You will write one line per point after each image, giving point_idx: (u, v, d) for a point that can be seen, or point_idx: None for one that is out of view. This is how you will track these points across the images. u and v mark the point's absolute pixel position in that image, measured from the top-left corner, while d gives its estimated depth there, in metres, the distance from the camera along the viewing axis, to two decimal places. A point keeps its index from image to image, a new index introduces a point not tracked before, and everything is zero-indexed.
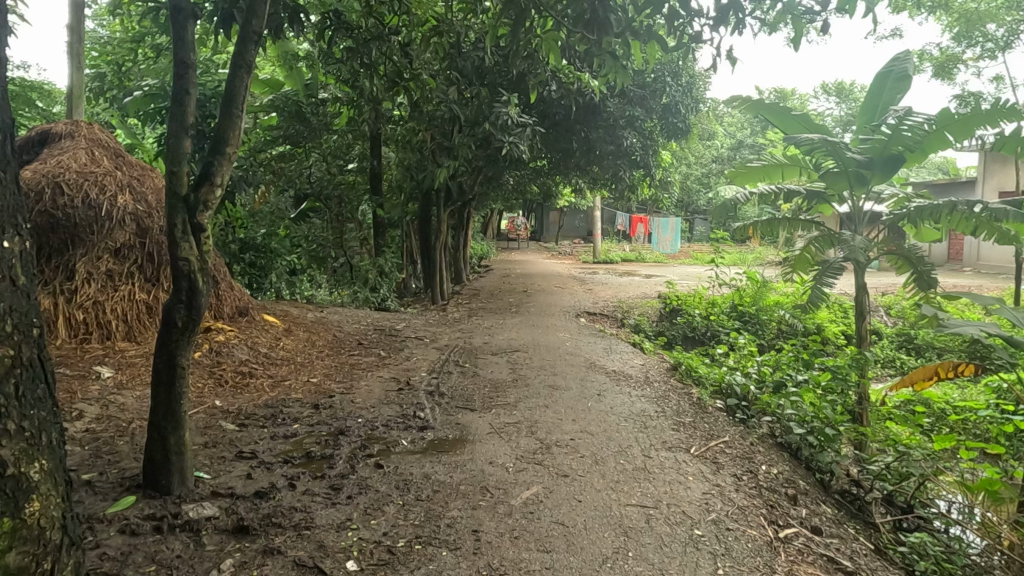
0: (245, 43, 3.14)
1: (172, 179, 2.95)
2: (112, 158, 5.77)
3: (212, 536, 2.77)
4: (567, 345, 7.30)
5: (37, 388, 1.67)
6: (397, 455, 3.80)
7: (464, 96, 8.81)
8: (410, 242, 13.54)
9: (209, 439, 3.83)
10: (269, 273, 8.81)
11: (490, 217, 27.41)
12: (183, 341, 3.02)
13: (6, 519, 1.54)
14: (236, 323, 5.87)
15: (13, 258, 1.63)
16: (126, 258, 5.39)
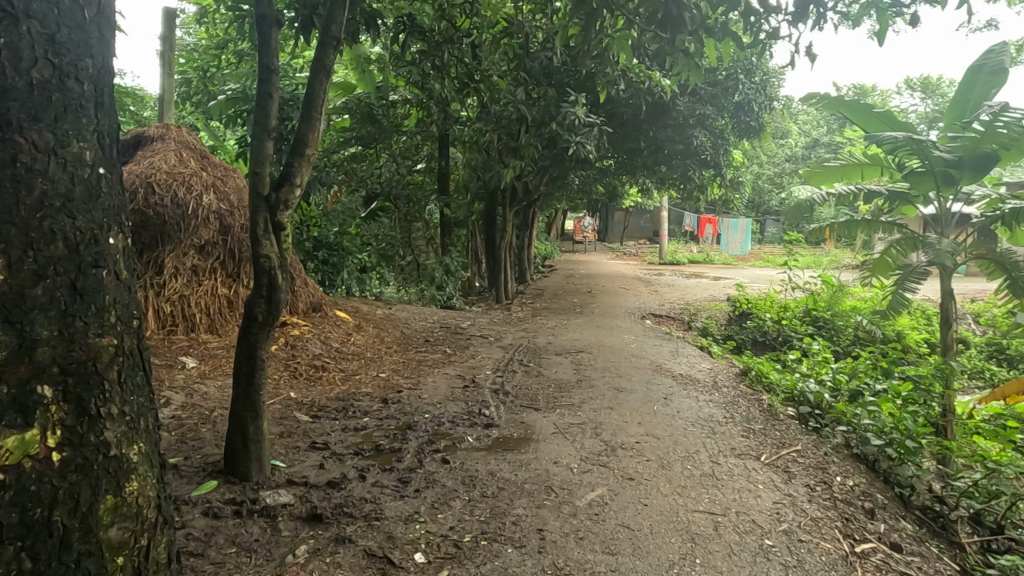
0: (325, 48, 3.26)
1: (255, 180, 3.08)
2: (199, 159, 6.08)
3: (288, 523, 2.89)
4: (632, 348, 7.21)
5: (137, 375, 1.79)
6: (463, 451, 3.86)
7: (532, 96, 8.84)
8: (475, 242, 13.68)
9: (284, 429, 3.99)
10: (340, 271, 9.06)
11: (555, 218, 27.48)
12: (263, 334, 3.17)
13: (109, 496, 1.65)
14: (310, 318, 6.10)
15: (118, 255, 1.76)
16: (210, 255, 5.67)
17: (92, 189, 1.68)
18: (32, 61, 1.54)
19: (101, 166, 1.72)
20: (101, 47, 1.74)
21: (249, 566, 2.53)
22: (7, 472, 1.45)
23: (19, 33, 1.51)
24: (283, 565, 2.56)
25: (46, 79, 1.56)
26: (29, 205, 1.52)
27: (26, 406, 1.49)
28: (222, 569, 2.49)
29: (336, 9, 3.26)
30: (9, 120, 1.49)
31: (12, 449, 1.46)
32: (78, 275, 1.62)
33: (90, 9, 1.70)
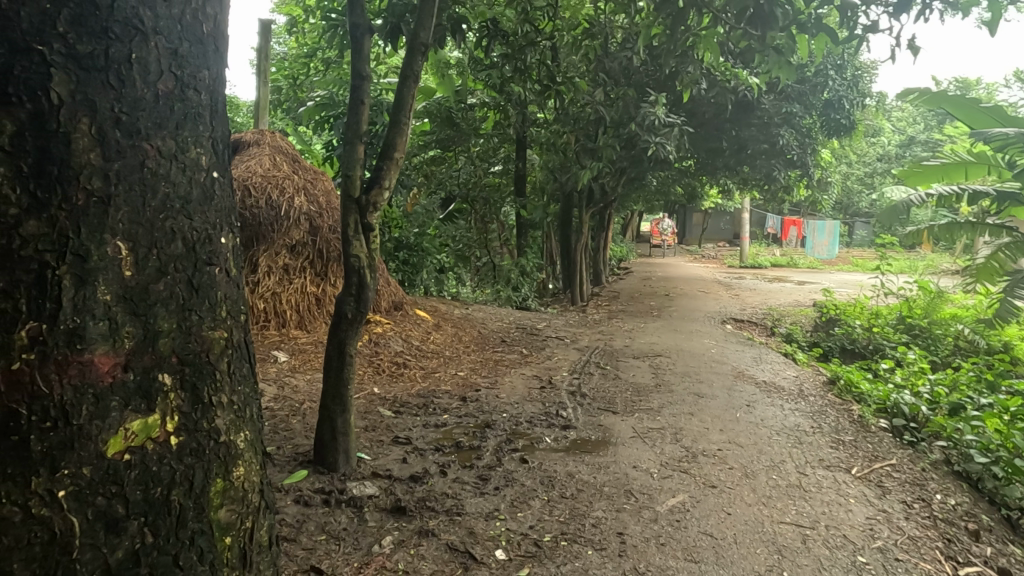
0: (414, 54, 3.36)
1: (346, 182, 3.21)
2: (291, 162, 6.38)
3: (374, 514, 2.98)
4: (712, 353, 7.05)
5: (244, 365, 1.90)
6: (541, 452, 3.88)
7: (610, 97, 8.78)
8: (550, 244, 13.69)
9: (369, 423, 4.14)
10: (420, 271, 9.26)
11: (631, 220, 27.14)
12: (351, 331, 3.31)
13: (218, 479, 1.77)
14: (391, 316, 6.31)
15: (229, 254, 1.87)
16: (300, 254, 5.94)
17: (207, 191, 1.80)
18: (158, 74, 1.66)
19: (215, 170, 1.84)
20: (216, 59, 1.86)
21: (338, 553, 2.64)
22: (132, 452, 1.58)
23: (147, 48, 1.64)
24: (370, 554, 2.65)
25: (169, 90, 1.69)
26: (154, 206, 1.65)
27: (148, 392, 1.61)
28: (313, 555, 2.61)
29: (424, 15, 3.35)
30: (139, 128, 1.62)
31: (136, 431, 1.59)
32: (194, 272, 1.73)
33: (207, 25, 1.82)
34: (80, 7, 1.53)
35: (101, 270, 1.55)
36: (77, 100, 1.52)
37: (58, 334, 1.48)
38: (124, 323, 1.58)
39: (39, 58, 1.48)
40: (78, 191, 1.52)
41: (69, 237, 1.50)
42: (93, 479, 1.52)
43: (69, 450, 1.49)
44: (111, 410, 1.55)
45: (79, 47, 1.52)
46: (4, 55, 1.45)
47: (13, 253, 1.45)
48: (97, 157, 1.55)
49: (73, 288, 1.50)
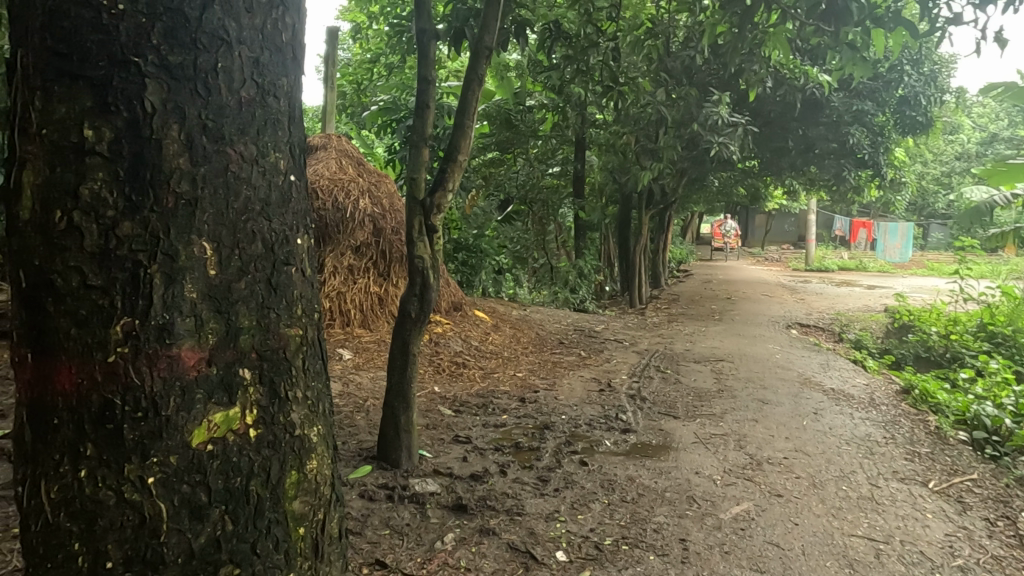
0: (478, 58, 3.40)
1: (412, 185, 3.28)
2: (356, 165, 6.54)
3: (435, 511, 3.03)
4: (777, 358, 6.85)
5: (318, 362, 1.97)
6: (601, 455, 3.86)
7: (672, 97, 8.65)
8: (608, 245, 13.57)
9: (430, 422, 4.21)
10: (479, 272, 9.33)
11: (690, 222, 26.64)
12: (414, 330, 3.38)
13: (293, 471, 1.83)
14: (451, 316, 6.40)
15: (305, 254, 1.94)
16: (364, 255, 6.09)
17: (285, 194, 1.86)
18: (241, 82, 1.74)
19: (292, 174, 1.90)
20: (294, 67, 1.92)
21: (402, 548, 2.69)
22: (215, 443, 1.66)
23: (231, 58, 1.71)
24: (432, 550, 2.69)
25: (251, 97, 1.76)
26: (236, 209, 1.73)
27: (229, 386, 1.69)
28: (378, 548, 2.67)
29: (489, 19, 3.38)
30: (224, 134, 1.70)
31: (218, 423, 1.67)
32: (273, 271, 1.80)
33: (287, 33, 1.89)
34: (172, 20, 1.62)
35: (188, 269, 1.63)
36: (168, 108, 1.61)
37: (148, 329, 1.57)
38: (208, 319, 1.66)
39: (135, 70, 1.57)
40: (169, 195, 1.61)
41: (160, 238, 1.59)
42: (179, 467, 1.61)
43: (158, 439, 1.58)
44: (196, 403, 1.63)
45: (171, 58, 1.61)
46: (104, 67, 1.55)
47: (110, 252, 1.55)
48: (185, 162, 1.64)
49: (163, 285, 1.59)
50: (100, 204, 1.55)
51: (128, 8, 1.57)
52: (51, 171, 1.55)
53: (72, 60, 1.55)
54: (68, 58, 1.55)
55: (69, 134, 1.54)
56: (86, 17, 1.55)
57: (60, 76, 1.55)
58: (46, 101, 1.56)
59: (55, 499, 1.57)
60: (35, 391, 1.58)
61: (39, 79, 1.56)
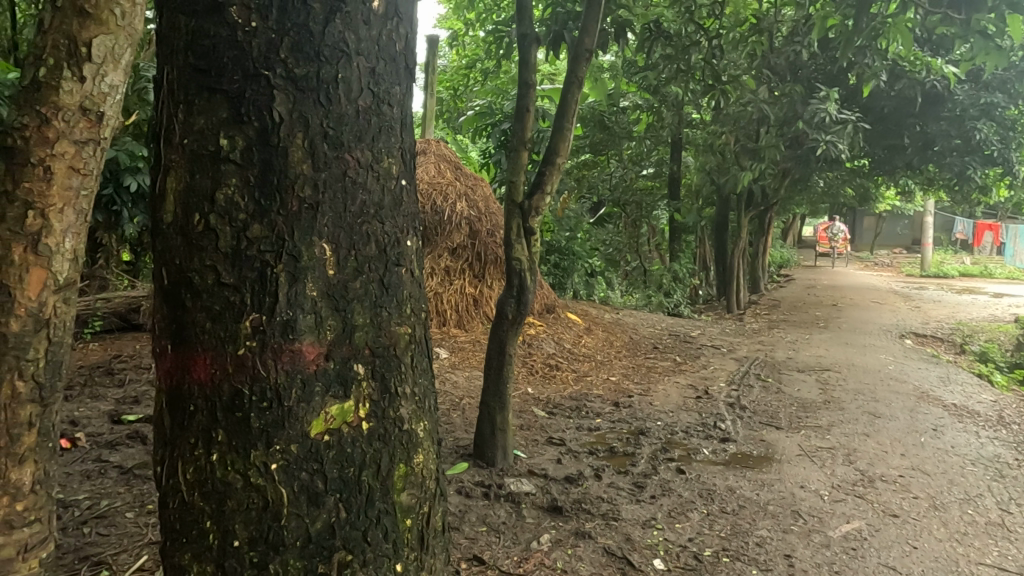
0: (578, 60, 3.41)
1: (510, 188, 3.34)
2: (454, 169, 6.72)
3: (531, 511, 3.06)
4: (890, 370, 6.43)
5: (425, 359, 2.02)
6: (699, 463, 3.76)
7: (774, 95, 8.32)
8: (704, 249, 13.19)
9: (524, 422, 4.25)
10: (571, 274, 9.29)
11: (792, 225, 25.45)
12: (511, 331, 3.43)
13: (401, 464, 1.89)
14: (544, 319, 6.45)
15: (414, 256, 2.00)
16: (460, 257, 6.25)
17: (397, 198, 1.93)
18: (359, 91, 1.82)
19: (403, 178, 1.97)
20: (407, 75, 1.99)
21: (498, 546, 2.73)
22: (331, 433, 1.75)
23: (350, 68, 1.80)
24: (529, 549, 2.71)
25: (368, 105, 1.84)
26: (353, 212, 1.81)
27: (345, 379, 1.78)
28: (475, 545, 2.72)
29: (589, 21, 3.38)
30: (342, 141, 1.79)
31: (334, 415, 1.76)
32: (385, 271, 1.88)
33: (400, 43, 1.95)
34: (298, 35, 1.72)
35: (310, 269, 1.73)
36: (294, 117, 1.71)
37: (274, 325, 1.68)
38: (326, 317, 1.75)
39: (266, 83, 1.69)
40: (293, 199, 1.71)
41: (285, 240, 1.70)
42: (299, 455, 1.71)
43: (281, 428, 1.69)
44: (315, 395, 1.73)
45: (297, 70, 1.72)
46: (239, 80, 1.69)
47: (242, 253, 1.68)
48: (308, 168, 1.73)
49: (287, 284, 1.70)
50: (233, 207, 1.68)
51: (260, 25, 1.69)
52: (190, 177, 1.70)
53: (210, 75, 1.70)
54: (207, 73, 1.70)
55: (207, 143, 1.69)
56: (224, 35, 1.69)
57: (200, 90, 1.70)
58: (188, 114, 1.72)
59: (190, 480, 1.71)
60: (174, 379, 1.73)
61: (183, 94, 1.73)
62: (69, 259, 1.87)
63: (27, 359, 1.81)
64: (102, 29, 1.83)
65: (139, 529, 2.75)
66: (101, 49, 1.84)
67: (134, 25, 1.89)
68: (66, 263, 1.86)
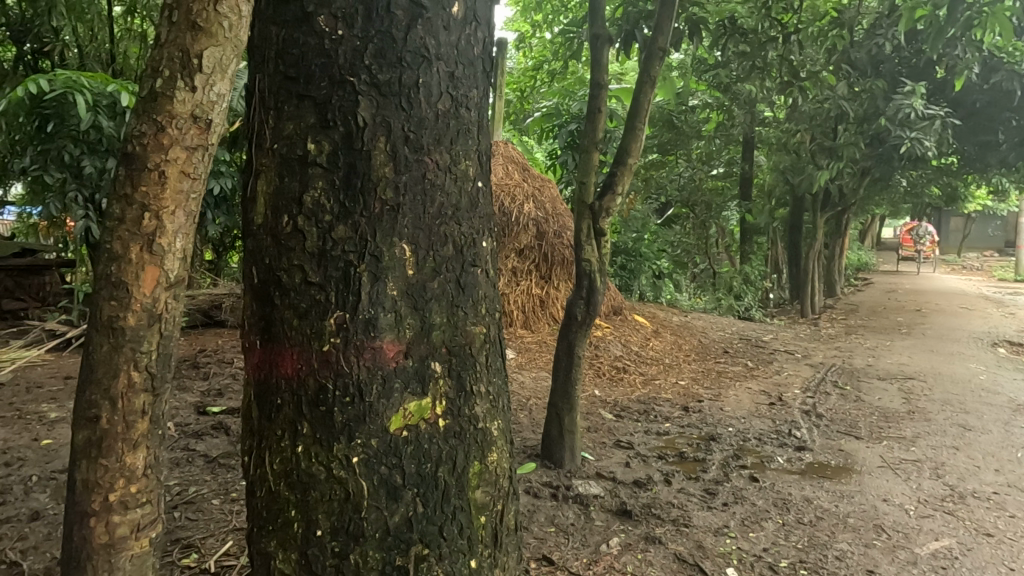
0: (652, 59, 3.37)
1: (581, 189, 3.35)
2: (522, 170, 6.72)
3: (600, 513, 3.04)
4: (981, 380, 6.07)
5: (499, 359, 2.05)
6: (773, 471, 3.65)
7: (854, 90, 8.01)
8: (776, 251, 12.77)
9: (591, 425, 4.23)
10: (638, 275, 9.17)
11: (871, 227, 24.33)
12: (580, 333, 3.43)
13: (476, 461, 1.91)
14: (611, 321, 6.41)
15: (490, 257, 2.03)
16: (527, 258, 6.27)
17: (474, 200, 1.96)
18: (438, 95, 1.85)
19: (480, 180, 1.99)
20: (484, 79, 2.01)
21: (568, 547, 2.73)
22: (409, 429, 1.79)
23: (431, 73, 1.84)
24: (598, 552, 2.70)
25: (446, 109, 1.87)
26: (432, 213, 1.85)
27: (423, 377, 1.82)
28: (544, 544, 2.73)
29: (663, 20, 3.34)
30: (422, 144, 1.83)
31: (413, 411, 1.80)
32: (462, 272, 1.91)
33: (477, 47, 1.98)
34: (381, 42, 1.78)
35: (391, 269, 1.78)
36: (377, 122, 1.77)
37: (357, 323, 1.74)
38: (406, 315, 1.80)
39: (351, 88, 1.75)
40: (376, 201, 1.77)
41: (368, 240, 1.76)
42: (379, 450, 1.76)
43: (362, 423, 1.74)
44: (394, 391, 1.78)
45: (380, 76, 1.77)
46: (326, 87, 1.76)
47: (328, 253, 1.75)
48: (390, 171, 1.78)
49: (370, 283, 1.76)
50: (319, 209, 1.75)
51: (346, 33, 1.76)
52: (280, 180, 1.79)
53: (299, 82, 1.77)
54: (297, 80, 1.78)
55: (296, 148, 1.77)
56: (312, 44, 1.76)
57: (289, 97, 1.79)
58: (278, 120, 1.80)
59: (277, 470, 1.79)
60: (263, 372, 1.81)
61: (273, 100, 1.81)
62: (185, 259, 1.39)
63: (140, 353, 1.35)
64: (215, 42, 1.35)
65: (224, 516, 2.89)
66: (212, 61, 1.35)
67: (246, 35, 1.40)
68: (182, 263, 1.39)
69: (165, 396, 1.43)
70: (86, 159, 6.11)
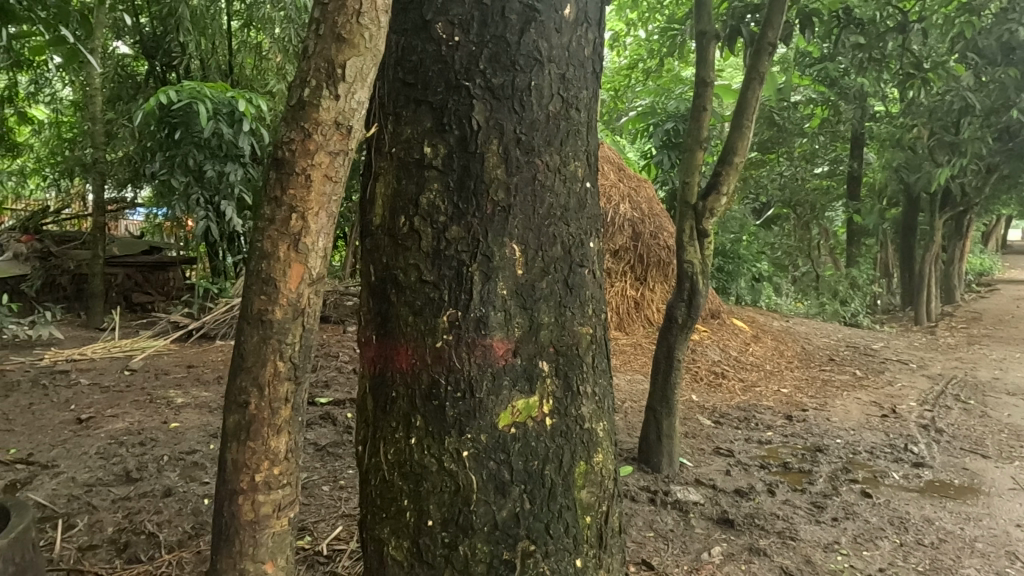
0: (760, 55, 3.25)
1: (685, 189, 3.30)
2: (618, 170, 6.68)
3: (700, 521, 2.98)
4: None
5: (604, 361, 2.04)
6: (888, 488, 3.44)
7: (981, 80, 7.43)
8: (886, 253, 12.00)
9: (689, 430, 4.14)
10: (736, 278, 8.87)
11: (996, 229, 22.35)
12: (681, 336, 3.36)
13: (581, 461, 1.92)
14: (709, 325, 6.25)
15: (597, 257, 2.03)
16: (622, 259, 6.22)
17: (582, 201, 1.96)
18: (550, 97, 1.87)
19: (589, 181, 1.99)
20: (594, 79, 2.00)
21: (667, 553, 2.69)
22: (517, 426, 1.82)
23: (542, 75, 1.86)
24: (699, 560, 2.65)
25: (557, 111, 1.89)
26: (542, 214, 1.87)
27: (531, 375, 1.85)
28: (643, 549, 2.70)
29: (773, 13, 3.20)
30: (533, 146, 1.85)
31: (520, 409, 1.83)
32: (570, 272, 1.92)
33: (588, 49, 1.97)
34: (496, 47, 1.82)
35: (502, 269, 1.82)
36: (491, 125, 1.81)
37: (469, 320, 1.80)
38: (516, 314, 1.83)
39: (466, 93, 1.80)
40: (488, 202, 1.81)
41: (479, 240, 1.80)
42: (488, 446, 1.80)
43: (472, 419, 1.79)
44: (504, 388, 1.81)
45: (494, 80, 1.81)
46: (442, 92, 1.82)
47: (442, 253, 1.81)
48: (502, 172, 1.82)
49: (481, 282, 1.80)
50: (434, 210, 1.82)
51: (462, 39, 1.82)
52: (398, 183, 1.86)
53: (417, 88, 1.85)
54: (415, 86, 1.85)
55: (413, 151, 1.84)
56: (430, 51, 1.83)
57: (408, 102, 1.86)
58: (396, 125, 1.87)
59: (391, 460, 1.86)
60: (378, 366, 1.90)
61: (391, 106, 1.88)
62: (324, 259, 1.49)
63: (285, 345, 1.45)
64: (356, 52, 1.43)
65: (334, 502, 3.04)
66: (353, 71, 1.43)
67: (384, 46, 1.47)
68: (322, 262, 1.48)
69: (304, 385, 1.51)
70: (208, 164, 6.59)
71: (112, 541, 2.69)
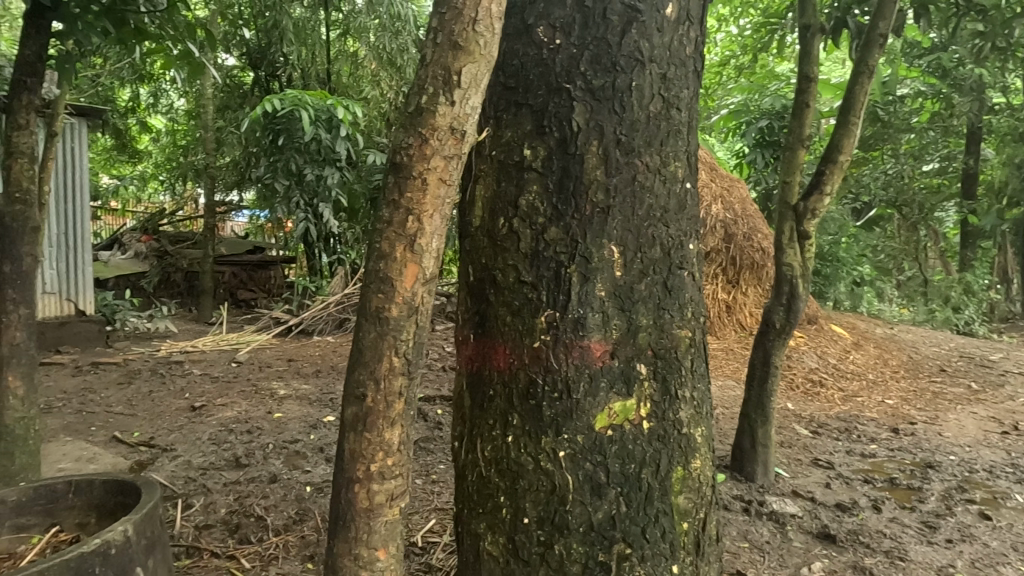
0: (870, 47, 3.08)
1: (785, 190, 3.18)
2: (710, 169, 6.52)
3: (798, 534, 2.86)
4: None
5: (702, 365, 1.99)
6: (1010, 511, 3.18)
7: None
8: (1005, 257, 11.08)
9: (785, 440, 3.98)
10: (835, 282, 8.45)
11: None
12: (778, 341, 3.24)
13: (678, 466, 1.89)
14: (806, 331, 5.98)
15: (697, 258, 1.99)
16: (713, 261, 6.07)
17: (682, 201, 1.93)
18: (651, 97, 1.85)
19: (689, 181, 1.96)
20: (695, 78, 1.97)
21: (764, 565, 2.59)
22: (614, 428, 1.82)
23: (643, 75, 1.84)
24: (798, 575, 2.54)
25: (657, 111, 1.87)
26: (642, 215, 1.86)
27: (629, 378, 1.84)
28: (738, 559, 2.62)
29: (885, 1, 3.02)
30: (634, 147, 1.84)
31: (618, 411, 1.83)
32: (669, 274, 1.90)
33: (690, 47, 1.94)
34: (597, 48, 1.82)
35: (600, 270, 1.82)
36: (591, 126, 1.81)
37: (567, 321, 1.81)
38: (614, 317, 1.83)
39: (567, 95, 1.82)
40: (588, 204, 1.81)
41: (579, 241, 1.81)
42: (585, 446, 1.81)
43: (570, 419, 1.80)
44: (601, 390, 1.82)
45: (595, 81, 1.81)
46: (543, 95, 1.84)
47: (541, 253, 1.83)
48: (601, 174, 1.82)
49: (579, 283, 1.81)
50: (535, 212, 1.84)
51: (563, 42, 1.83)
52: (497, 185, 1.89)
53: (518, 91, 1.87)
54: (515, 90, 1.87)
55: (513, 154, 1.87)
56: (532, 54, 1.86)
57: (508, 106, 1.89)
58: (496, 128, 1.91)
59: (488, 456, 1.89)
60: (476, 365, 1.94)
61: (492, 110, 1.91)
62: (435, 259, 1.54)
63: (399, 342, 1.50)
64: (470, 59, 1.47)
65: (426, 495, 3.12)
66: (468, 78, 1.47)
67: (496, 51, 1.50)
68: (435, 262, 1.52)
69: (415, 381, 1.57)
70: (308, 167, 6.90)
71: (225, 522, 2.88)
